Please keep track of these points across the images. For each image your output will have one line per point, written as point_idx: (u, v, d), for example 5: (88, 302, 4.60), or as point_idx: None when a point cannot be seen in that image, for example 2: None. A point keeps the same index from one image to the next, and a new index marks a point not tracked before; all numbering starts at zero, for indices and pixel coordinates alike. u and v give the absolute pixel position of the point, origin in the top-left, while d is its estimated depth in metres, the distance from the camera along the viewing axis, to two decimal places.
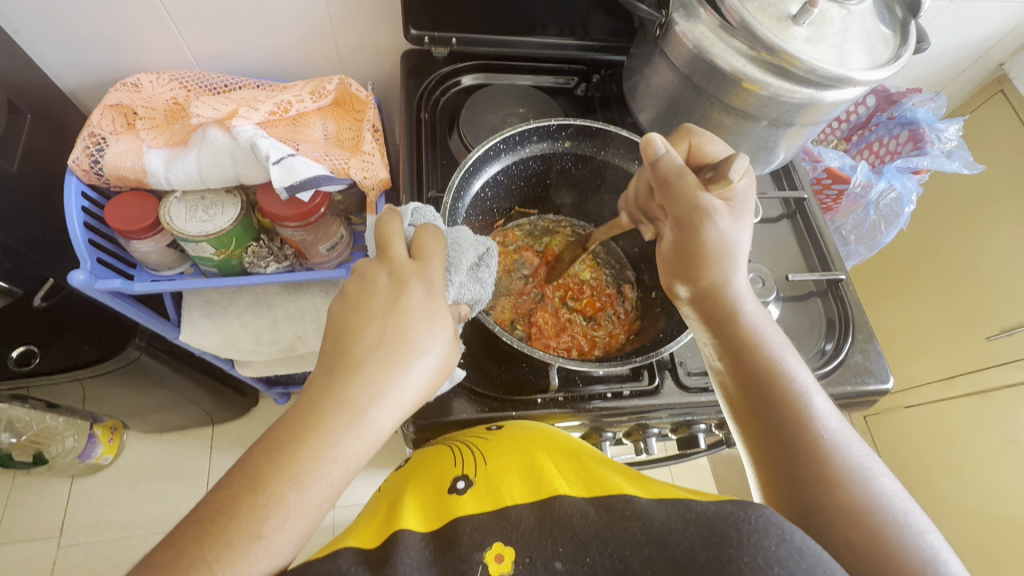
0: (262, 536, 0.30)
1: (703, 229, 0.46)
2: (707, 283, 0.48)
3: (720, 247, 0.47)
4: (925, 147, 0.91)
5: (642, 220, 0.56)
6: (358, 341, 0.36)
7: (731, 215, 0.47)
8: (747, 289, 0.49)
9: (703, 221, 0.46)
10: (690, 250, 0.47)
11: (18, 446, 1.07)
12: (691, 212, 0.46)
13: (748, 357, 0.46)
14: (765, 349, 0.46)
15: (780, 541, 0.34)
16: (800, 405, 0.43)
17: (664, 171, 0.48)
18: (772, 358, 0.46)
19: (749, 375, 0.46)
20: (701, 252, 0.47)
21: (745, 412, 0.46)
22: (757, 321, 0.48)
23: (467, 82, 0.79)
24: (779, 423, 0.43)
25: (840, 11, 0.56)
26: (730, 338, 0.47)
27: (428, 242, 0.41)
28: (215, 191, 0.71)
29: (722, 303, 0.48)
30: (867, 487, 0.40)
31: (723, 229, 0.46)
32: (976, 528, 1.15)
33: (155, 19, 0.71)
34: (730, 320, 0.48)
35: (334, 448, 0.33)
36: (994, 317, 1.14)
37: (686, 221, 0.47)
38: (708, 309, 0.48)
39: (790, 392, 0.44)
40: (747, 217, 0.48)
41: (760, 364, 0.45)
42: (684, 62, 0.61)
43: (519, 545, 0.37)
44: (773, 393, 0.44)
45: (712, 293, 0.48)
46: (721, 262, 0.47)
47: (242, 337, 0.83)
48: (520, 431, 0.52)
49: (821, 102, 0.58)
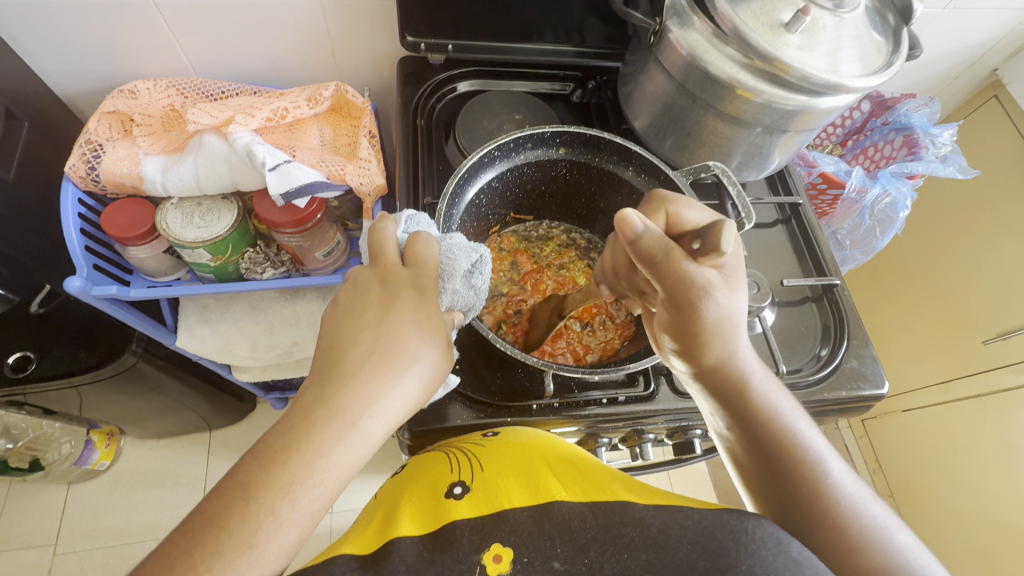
0: (254, 546, 0.30)
1: (702, 307, 0.43)
2: (712, 359, 0.46)
3: (721, 322, 0.44)
4: (919, 152, 0.91)
5: (625, 292, 0.56)
6: (351, 349, 0.36)
7: (727, 285, 0.44)
8: (753, 356, 0.47)
9: (702, 300, 0.43)
10: (691, 329, 0.45)
11: (14, 453, 1.06)
12: (687, 291, 0.43)
13: (760, 430, 0.45)
14: (776, 419, 0.45)
15: (777, 552, 0.34)
16: (816, 475, 0.43)
17: (649, 251, 0.44)
18: (782, 427, 0.45)
19: (761, 449, 0.45)
20: (702, 331, 0.44)
21: (758, 484, 0.45)
22: (766, 388, 0.47)
23: (463, 88, 0.80)
24: (795, 495, 0.42)
25: (832, 18, 0.56)
26: (740, 411, 0.46)
27: (422, 249, 0.41)
28: (211, 198, 0.72)
29: (729, 377, 0.46)
30: (888, 546, 0.40)
31: (722, 304, 0.44)
32: (975, 532, 1.15)
33: (152, 26, 0.71)
34: (739, 393, 0.46)
35: (326, 456, 0.33)
36: (990, 321, 1.14)
37: (683, 301, 0.44)
38: (716, 383, 0.47)
39: (806, 461, 0.43)
40: (742, 283, 0.46)
41: (771, 435, 0.45)
42: (678, 69, 0.61)
43: (517, 545, 0.37)
44: (788, 466, 0.43)
45: (718, 368, 0.46)
46: (725, 337, 0.45)
47: (239, 343, 0.84)
48: (517, 438, 0.52)
49: (815, 109, 0.59)
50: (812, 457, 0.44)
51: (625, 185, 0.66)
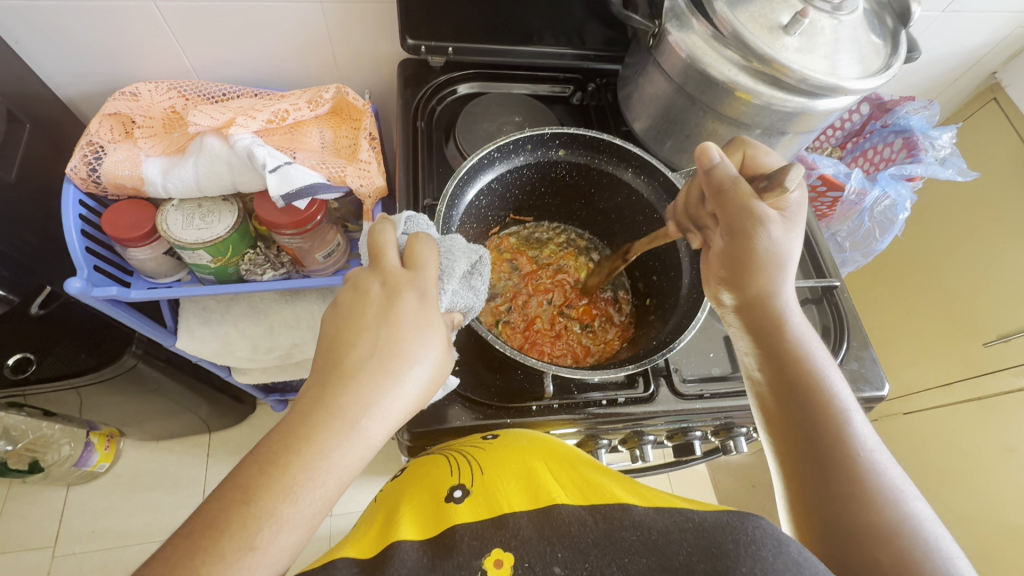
0: (255, 548, 0.30)
1: (754, 237, 0.46)
2: (755, 292, 0.47)
3: (770, 255, 0.46)
4: (918, 155, 0.92)
5: (688, 229, 0.55)
6: (351, 351, 0.36)
7: (784, 224, 0.47)
8: (794, 302, 0.48)
9: (756, 229, 0.46)
10: (739, 257, 0.47)
11: (13, 454, 1.05)
12: (744, 220, 0.46)
13: (791, 368, 0.45)
14: (809, 363, 0.46)
15: (777, 552, 0.34)
16: (838, 421, 0.43)
17: (719, 180, 0.47)
18: (814, 371, 0.45)
19: (789, 387, 0.45)
20: (753, 260, 0.46)
21: (778, 421, 0.46)
22: (803, 333, 0.47)
23: (463, 91, 0.80)
24: (817, 436, 0.43)
25: (831, 21, 0.57)
26: (775, 347, 0.47)
27: (422, 251, 0.41)
28: (212, 199, 0.72)
29: (767, 314, 0.47)
30: (899, 508, 0.39)
31: (774, 237, 0.46)
32: (977, 536, 1.15)
33: (153, 29, 0.71)
34: (774, 331, 0.47)
35: (327, 459, 0.33)
36: (991, 324, 1.14)
37: (737, 228, 0.47)
38: (753, 319, 0.48)
39: (830, 407, 0.43)
40: (800, 227, 0.48)
41: (802, 375, 0.45)
42: (677, 71, 0.62)
43: (518, 551, 0.37)
44: (812, 406, 0.44)
45: (759, 302, 0.47)
46: (770, 272, 0.47)
47: (239, 345, 0.84)
48: (516, 441, 0.51)
49: (814, 110, 0.59)
50: (838, 404, 0.44)
51: (624, 187, 0.66)
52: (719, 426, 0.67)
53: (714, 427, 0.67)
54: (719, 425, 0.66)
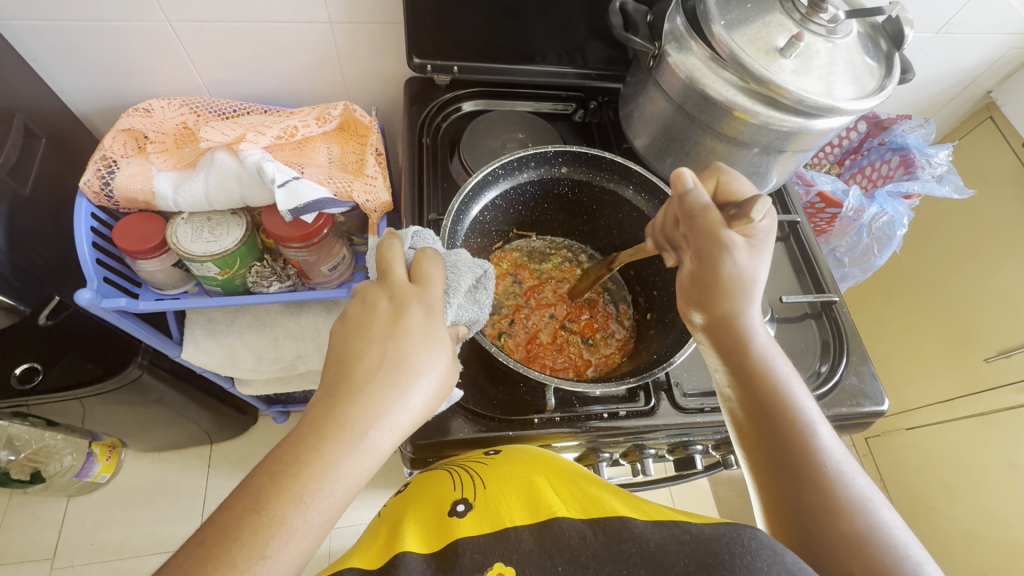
0: (267, 556, 0.31)
1: (720, 262, 0.47)
2: (721, 313, 0.48)
3: (736, 278, 0.47)
4: (915, 172, 0.93)
5: (664, 248, 0.56)
6: (360, 363, 0.37)
7: (750, 249, 0.47)
8: (760, 321, 0.49)
9: (721, 255, 0.46)
10: (708, 280, 0.48)
11: (16, 465, 1.07)
12: (710, 245, 0.47)
13: (759, 386, 0.46)
14: (774, 379, 0.46)
15: (771, 562, 0.34)
16: (804, 435, 0.43)
17: (691, 206, 0.48)
18: (779, 388, 0.46)
19: (758, 404, 0.46)
20: (719, 284, 0.47)
21: (750, 439, 0.46)
22: (769, 351, 0.48)
23: (467, 108, 0.82)
24: (785, 449, 0.43)
25: (826, 44, 0.58)
26: (741, 366, 0.47)
27: (429, 265, 0.42)
28: (221, 213, 0.73)
29: (733, 333, 0.48)
30: (869, 517, 0.40)
31: (740, 263, 0.47)
32: (984, 554, 1.14)
33: (167, 47, 0.73)
34: (741, 349, 0.47)
35: (335, 469, 0.34)
36: (991, 339, 1.14)
37: (704, 253, 0.48)
38: (721, 338, 0.49)
39: (795, 422, 0.44)
40: (766, 252, 0.48)
41: (767, 392, 0.46)
42: (677, 92, 0.63)
43: (519, 564, 0.38)
44: (777, 422, 0.44)
45: (724, 321, 0.48)
46: (735, 295, 0.47)
47: (243, 356, 0.84)
48: (518, 456, 0.52)
49: (810, 130, 0.60)
50: (803, 416, 0.45)
51: (625, 205, 0.68)
52: (720, 440, 0.67)
53: (715, 442, 0.67)
54: (720, 440, 0.67)
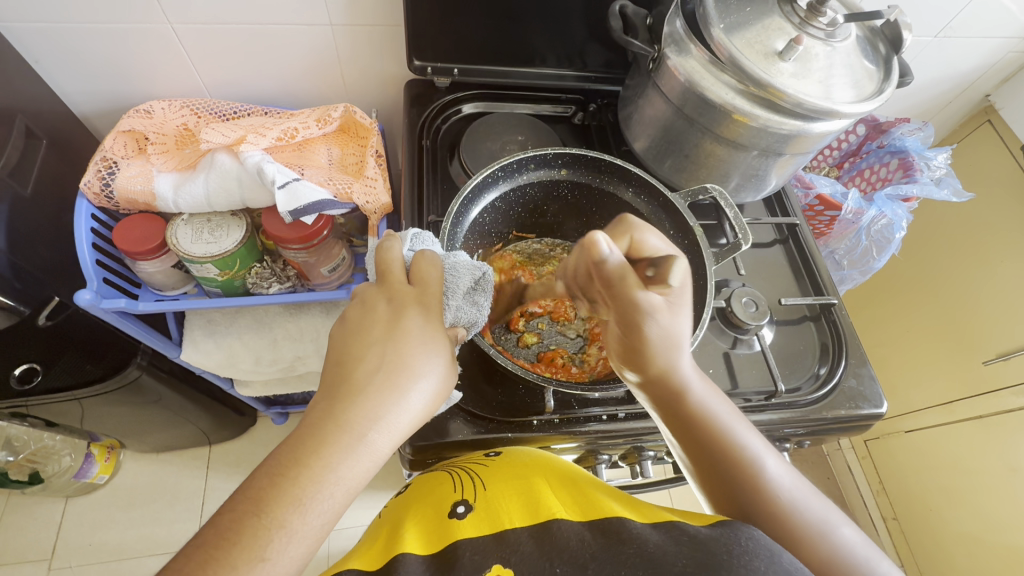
0: (266, 559, 0.31)
1: (645, 327, 0.46)
2: (657, 372, 0.47)
3: (664, 339, 0.46)
4: (914, 175, 0.93)
5: (576, 293, 0.57)
6: (359, 365, 0.37)
7: (670, 307, 0.46)
8: (693, 365, 0.48)
9: (644, 320, 0.45)
10: (636, 345, 0.47)
11: (15, 465, 1.06)
12: (633, 313, 0.46)
13: (707, 443, 0.45)
14: (716, 429, 0.46)
15: (770, 563, 0.35)
16: (759, 480, 0.43)
17: (609, 273, 0.46)
18: (722, 436, 0.45)
19: (711, 462, 0.45)
20: (647, 347, 0.46)
21: (710, 494, 0.46)
22: (705, 397, 0.47)
23: (467, 110, 0.82)
24: (746, 506, 0.43)
25: (825, 47, 0.58)
26: (688, 422, 0.46)
27: (427, 268, 0.42)
28: (221, 214, 0.73)
29: (671, 390, 0.47)
30: (830, 540, 0.41)
31: (664, 324, 0.46)
32: (983, 557, 1.14)
33: (167, 49, 0.74)
34: (683, 407, 0.46)
35: (335, 471, 0.34)
36: (990, 342, 1.14)
37: (628, 321, 0.46)
38: (661, 396, 0.47)
39: (746, 469, 0.44)
40: (686, 304, 0.48)
41: (716, 445, 0.45)
42: (676, 94, 0.63)
43: (518, 566, 0.38)
44: (734, 476, 0.44)
45: (664, 379, 0.47)
46: (665, 354, 0.46)
47: (243, 357, 0.84)
48: (519, 458, 0.52)
49: (809, 133, 0.61)
50: (737, 444, 0.45)
51: (625, 208, 0.68)
52: None
53: None
54: None
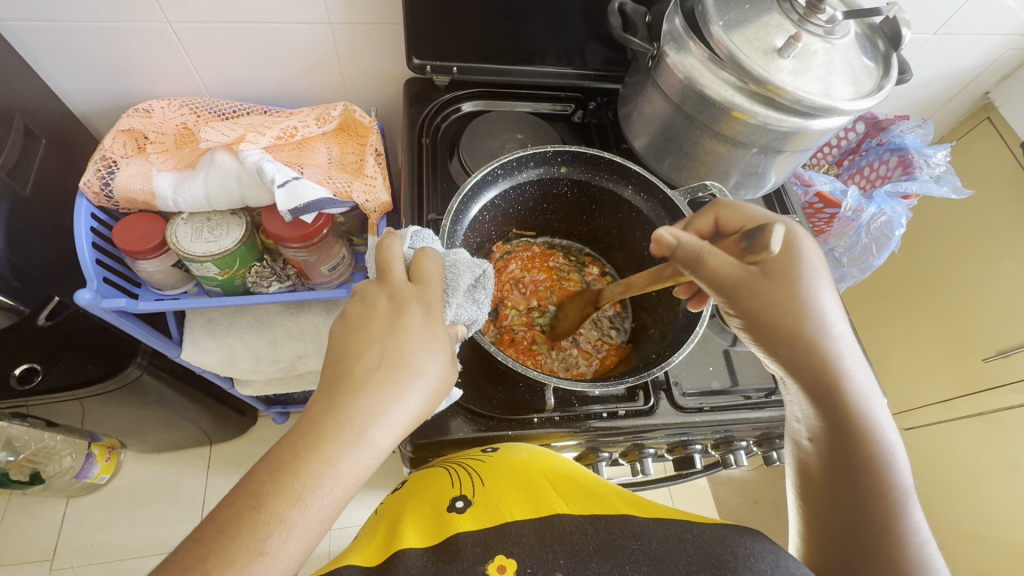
0: (265, 553, 0.31)
1: (768, 300, 0.44)
2: (799, 351, 0.44)
3: (796, 312, 0.44)
4: (913, 172, 0.93)
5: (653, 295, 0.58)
6: (359, 362, 0.37)
7: (805, 283, 0.45)
8: (854, 360, 0.44)
9: (764, 294, 0.44)
10: (773, 321, 0.44)
11: (16, 466, 1.06)
12: (741, 288, 0.45)
13: (846, 439, 0.43)
14: (865, 432, 0.43)
15: (776, 565, 0.35)
16: (893, 507, 0.41)
17: (690, 257, 0.47)
18: (865, 441, 0.42)
19: (842, 461, 0.43)
20: (780, 321, 0.44)
21: (826, 493, 0.44)
22: (863, 396, 0.44)
23: (467, 108, 0.82)
24: (860, 516, 0.41)
25: (824, 44, 0.59)
26: (829, 413, 0.44)
27: (428, 265, 0.42)
28: (221, 213, 0.74)
29: (822, 374, 0.44)
30: None
31: (789, 297, 0.44)
32: (984, 554, 1.14)
33: (167, 49, 0.74)
34: (829, 394, 0.44)
35: (334, 466, 0.34)
36: (990, 339, 1.14)
37: (753, 294, 0.45)
38: (804, 377, 0.44)
39: (878, 483, 0.41)
40: (823, 279, 0.46)
41: (853, 446, 0.42)
42: (675, 92, 0.63)
43: (519, 556, 0.38)
44: (860, 485, 0.42)
45: (806, 361, 0.44)
46: (807, 330, 0.44)
47: (243, 356, 0.84)
48: (517, 453, 0.52)
49: (809, 130, 0.61)
50: (884, 462, 0.42)
51: (625, 205, 0.68)
52: (720, 440, 0.67)
53: (714, 441, 0.67)
54: (720, 439, 0.66)
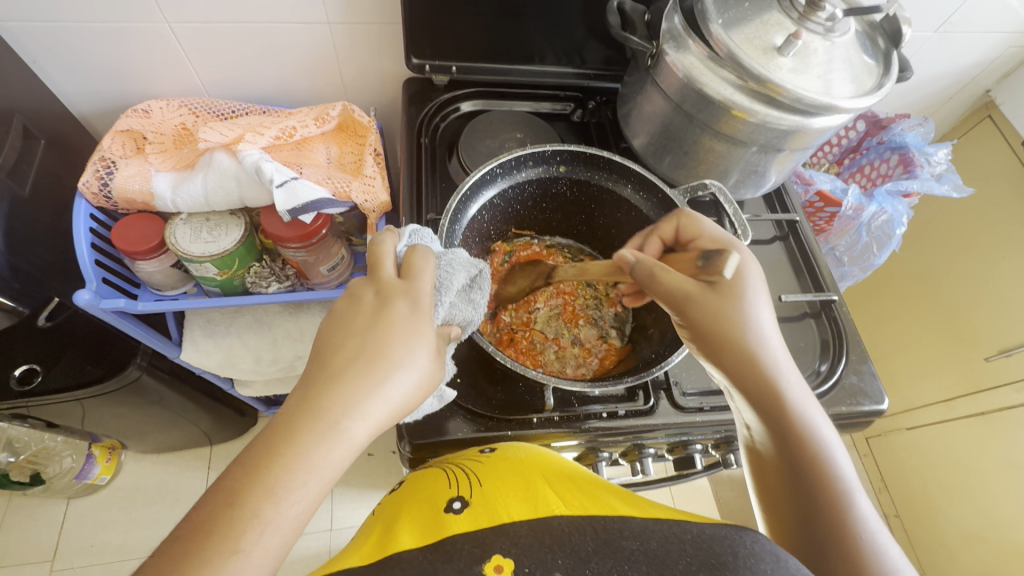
0: (240, 550, 0.30)
1: (701, 309, 0.47)
2: (735, 357, 0.46)
3: (727, 320, 0.47)
4: (914, 171, 0.93)
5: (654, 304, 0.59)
6: (337, 354, 0.37)
7: (732, 294, 0.48)
8: (785, 364, 0.47)
9: (698, 303, 0.47)
10: (706, 330, 0.47)
11: (16, 466, 1.06)
12: (682, 299, 0.48)
13: (788, 437, 0.44)
14: (805, 430, 0.44)
15: (777, 566, 0.34)
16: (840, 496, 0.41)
17: (644, 273, 0.50)
18: (807, 437, 0.43)
19: (787, 455, 0.43)
20: (714, 329, 0.47)
21: (780, 490, 0.44)
22: (798, 395, 0.45)
23: (466, 108, 0.82)
24: (810, 509, 0.41)
25: (824, 42, 0.58)
26: (767, 411, 0.45)
27: (419, 262, 0.42)
28: (220, 213, 0.73)
29: (756, 377, 0.46)
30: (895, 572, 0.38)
31: (716, 307, 0.47)
32: (987, 554, 1.13)
33: (166, 49, 0.74)
34: (769, 396, 0.45)
35: (307, 458, 0.33)
36: (991, 338, 1.14)
37: (688, 307, 0.48)
38: (743, 381, 0.46)
39: (825, 475, 0.42)
40: (753, 292, 0.49)
41: (797, 442, 0.43)
42: (675, 90, 0.63)
43: (518, 556, 0.37)
44: (809, 476, 0.42)
45: (745, 365, 0.46)
46: (738, 336, 0.47)
47: (242, 357, 0.84)
48: (515, 454, 0.52)
49: (809, 128, 0.60)
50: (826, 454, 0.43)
51: (624, 205, 0.68)
52: (720, 440, 0.66)
53: (715, 441, 0.66)
54: (720, 439, 0.66)
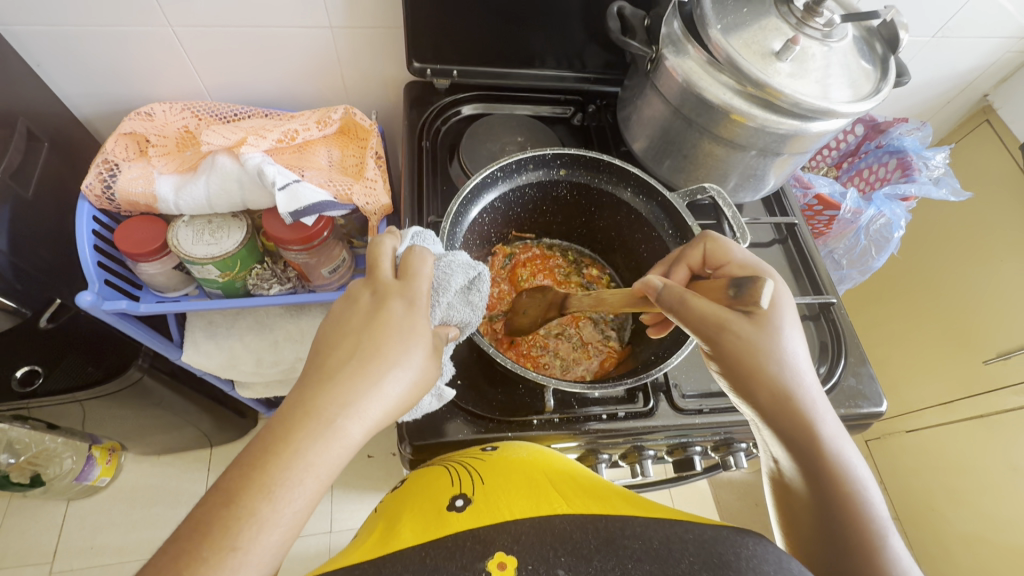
0: (237, 548, 0.31)
1: (732, 339, 0.46)
2: (767, 392, 0.46)
3: (758, 353, 0.46)
4: (912, 175, 0.93)
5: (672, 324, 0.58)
6: (334, 354, 0.37)
7: (764, 325, 0.47)
8: (818, 399, 0.46)
9: (729, 333, 0.46)
10: (737, 363, 0.46)
11: (16, 467, 1.07)
12: (713, 328, 0.47)
13: (819, 475, 0.44)
14: (837, 468, 0.44)
15: (779, 568, 0.35)
16: (873, 537, 0.41)
17: (673, 299, 0.48)
18: (838, 475, 0.44)
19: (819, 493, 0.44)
20: (746, 362, 0.46)
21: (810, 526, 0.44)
22: (831, 432, 0.45)
23: (467, 111, 0.82)
24: (841, 547, 0.41)
25: (821, 47, 0.59)
26: (799, 448, 0.45)
27: (416, 262, 0.42)
28: (222, 216, 0.74)
29: (788, 413, 0.45)
30: None
31: (746, 337, 0.46)
32: (986, 557, 1.14)
33: (168, 52, 0.74)
34: (800, 431, 0.45)
35: (303, 457, 0.34)
36: (991, 342, 1.14)
37: (719, 339, 0.46)
38: (773, 416, 0.46)
39: (857, 515, 0.42)
40: (785, 323, 0.48)
41: (828, 480, 0.44)
42: (674, 95, 0.64)
43: (520, 553, 0.38)
44: (841, 515, 0.42)
45: (775, 400, 0.46)
46: (770, 371, 0.46)
47: (243, 358, 0.85)
48: (517, 453, 0.52)
49: (807, 133, 0.61)
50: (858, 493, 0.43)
51: (624, 208, 0.68)
52: (720, 441, 0.67)
53: (714, 443, 0.67)
54: (719, 441, 0.66)
